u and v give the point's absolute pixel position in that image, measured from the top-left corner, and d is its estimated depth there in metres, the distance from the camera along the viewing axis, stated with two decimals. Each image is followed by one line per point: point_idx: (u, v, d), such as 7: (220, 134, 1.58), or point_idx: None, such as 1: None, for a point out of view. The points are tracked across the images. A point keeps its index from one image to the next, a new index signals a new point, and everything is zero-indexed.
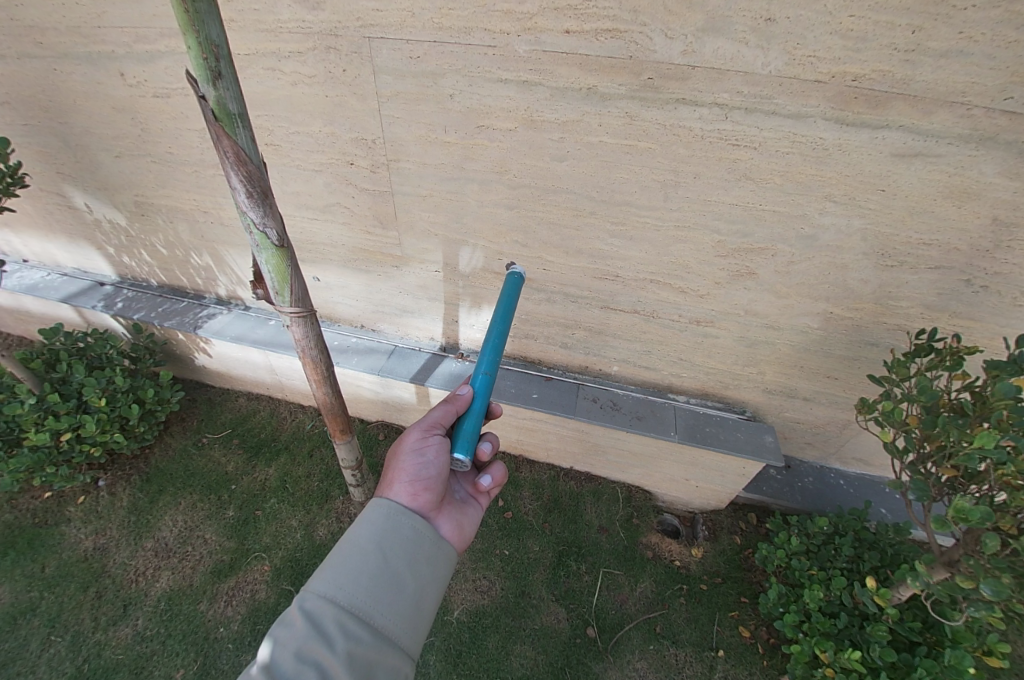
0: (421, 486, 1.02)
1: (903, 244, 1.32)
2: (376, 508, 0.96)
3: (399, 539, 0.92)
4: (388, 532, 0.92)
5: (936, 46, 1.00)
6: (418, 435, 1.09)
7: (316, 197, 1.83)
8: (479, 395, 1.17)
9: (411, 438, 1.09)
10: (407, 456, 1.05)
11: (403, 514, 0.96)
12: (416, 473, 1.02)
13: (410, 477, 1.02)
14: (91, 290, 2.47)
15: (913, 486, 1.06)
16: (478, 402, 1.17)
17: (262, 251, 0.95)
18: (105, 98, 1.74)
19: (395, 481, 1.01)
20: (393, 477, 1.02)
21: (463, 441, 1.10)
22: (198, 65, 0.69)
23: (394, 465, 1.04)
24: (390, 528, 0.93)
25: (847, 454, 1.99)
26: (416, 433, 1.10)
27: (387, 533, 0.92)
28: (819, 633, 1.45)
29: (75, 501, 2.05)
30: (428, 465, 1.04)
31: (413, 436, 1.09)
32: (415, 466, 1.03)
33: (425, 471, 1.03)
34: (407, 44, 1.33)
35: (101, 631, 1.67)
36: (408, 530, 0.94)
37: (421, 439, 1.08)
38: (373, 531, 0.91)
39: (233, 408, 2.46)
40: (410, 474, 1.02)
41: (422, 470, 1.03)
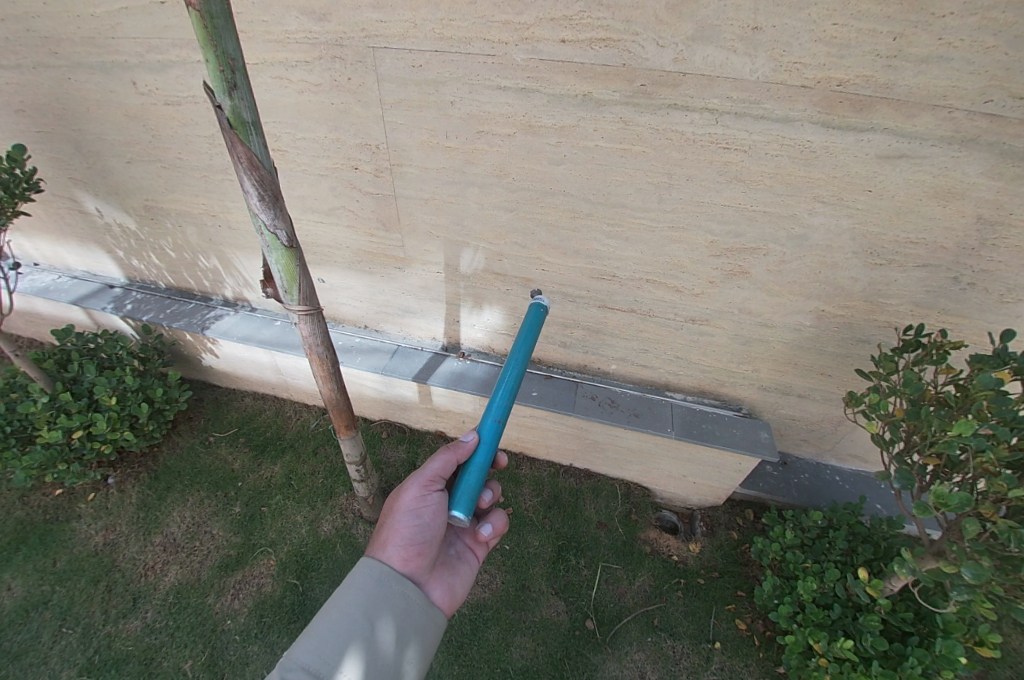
0: (414, 550, 1.07)
1: (891, 243, 1.36)
2: (365, 570, 1.01)
3: (387, 606, 0.98)
4: (375, 598, 0.97)
5: (918, 53, 1.04)
6: (419, 494, 1.11)
7: (322, 200, 1.88)
8: (483, 446, 1.10)
9: (410, 495, 1.12)
10: (404, 516, 1.10)
11: (391, 579, 1.01)
12: (410, 537, 1.08)
13: (404, 541, 1.07)
14: (101, 292, 2.53)
15: (898, 475, 1.06)
16: (481, 454, 1.09)
17: (271, 251, 1.01)
18: (118, 106, 1.80)
19: (388, 543, 1.07)
20: (387, 537, 1.08)
21: (458, 501, 1.02)
22: (215, 77, 0.74)
23: (389, 523, 1.09)
24: (378, 594, 0.98)
25: (842, 450, 2.02)
26: (417, 491, 1.11)
27: (374, 598, 0.97)
28: (813, 624, 1.47)
29: (86, 497, 2.10)
30: (424, 529, 1.10)
31: (412, 494, 1.11)
32: (411, 529, 1.09)
33: (418, 535, 1.09)
34: (410, 54, 1.38)
35: (111, 623, 1.71)
36: (396, 597, 0.99)
37: (420, 499, 1.11)
38: (362, 597, 0.96)
39: (239, 407, 2.51)
40: (405, 537, 1.07)
41: (417, 533, 1.08)
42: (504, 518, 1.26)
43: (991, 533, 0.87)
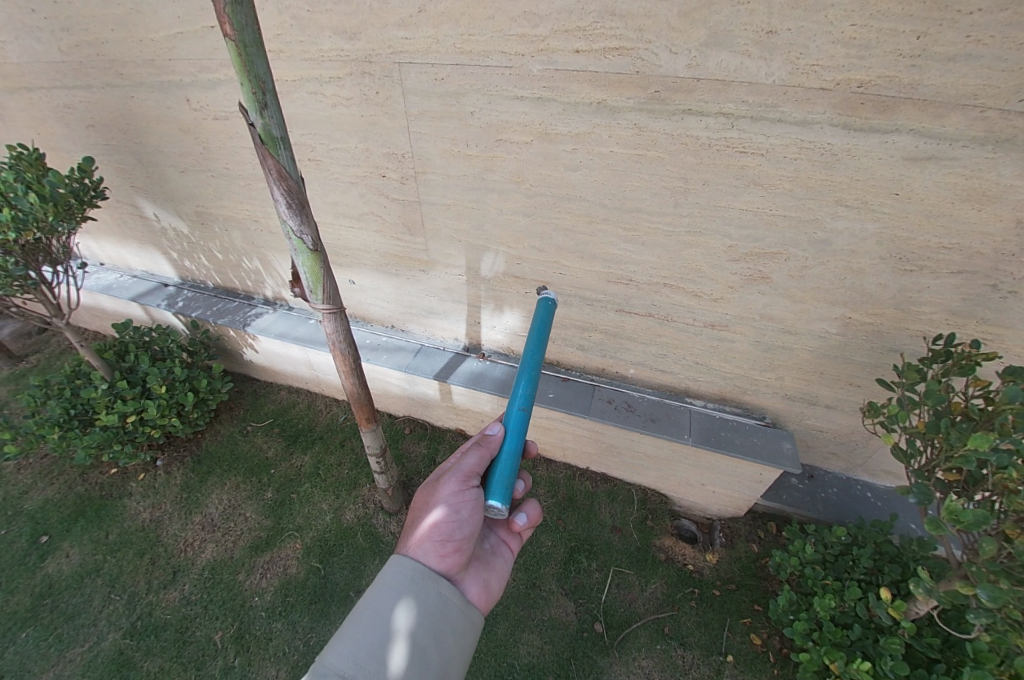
0: (451, 546, 1.08)
1: (921, 248, 1.30)
2: (402, 569, 1.03)
3: (421, 607, 0.98)
4: (410, 598, 0.99)
5: (944, 51, 1.00)
6: (456, 488, 1.12)
7: (352, 206, 1.99)
8: (510, 435, 1.18)
9: (447, 489, 1.13)
10: (442, 510, 1.11)
11: (427, 577, 1.03)
12: (447, 532, 1.09)
13: (441, 537, 1.08)
14: (157, 290, 2.77)
15: (915, 490, 1.01)
16: (510, 441, 1.17)
17: (299, 254, 1.11)
18: (174, 122, 1.98)
19: (425, 540, 1.07)
20: (424, 533, 1.08)
21: (496, 490, 1.11)
22: (249, 98, 0.85)
23: (426, 519, 1.10)
24: (413, 593, 1.00)
25: (875, 466, 1.92)
26: (454, 484, 1.13)
27: (409, 598, 0.99)
28: (829, 643, 1.41)
29: (137, 476, 2.31)
30: (461, 524, 1.10)
31: (450, 489, 1.12)
32: (449, 524, 1.09)
33: (454, 530, 1.10)
34: (432, 67, 1.45)
35: (153, 593, 1.87)
36: (432, 596, 1.01)
37: (457, 493, 1.12)
38: (398, 597, 0.99)
39: (275, 400, 2.68)
40: (442, 533, 1.08)
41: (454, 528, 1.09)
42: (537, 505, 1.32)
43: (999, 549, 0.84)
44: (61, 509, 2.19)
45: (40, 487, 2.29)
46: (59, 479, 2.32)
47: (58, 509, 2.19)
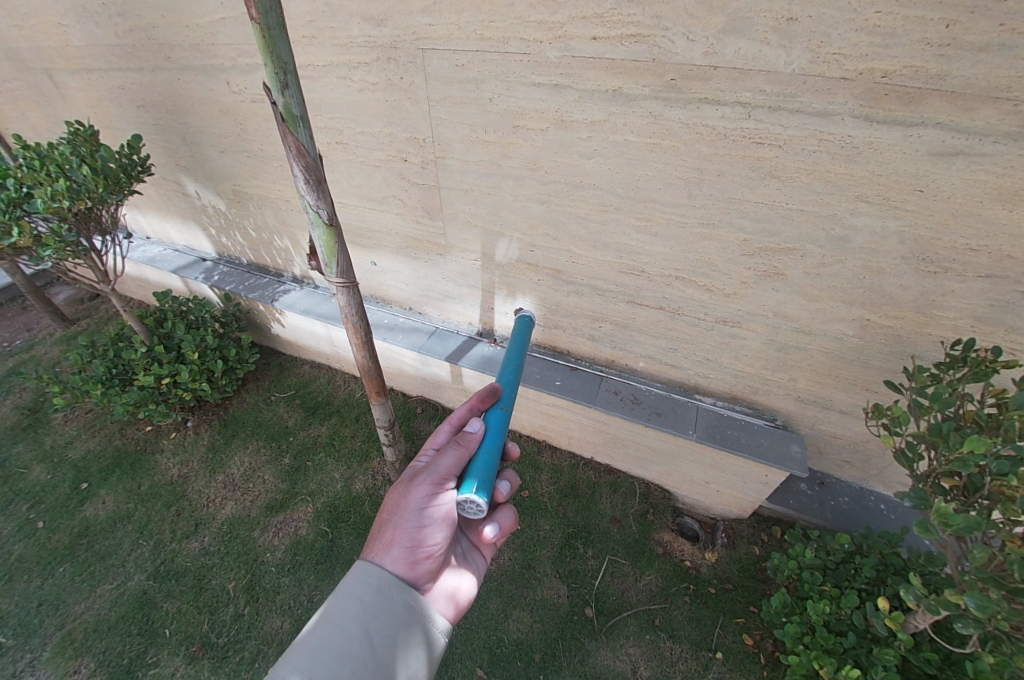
0: (419, 556, 1.08)
1: (946, 249, 1.25)
2: (368, 578, 1.04)
3: (385, 617, 1.01)
4: (376, 609, 1.01)
5: (975, 40, 0.96)
6: (429, 493, 1.09)
7: (376, 189, 2.06)
8: (490, 432, 1.21)
9: (420, 493, 1.10)
10: (412, 519, 1.09)
11: (394, 588, 1.04)
12: (416, 540, 1.08)
13: (410, 547, 1.07)
14: (195, 264, 2.95)
15: (910, 494, 1.00)
16: (490, 438, 1.20)
17: (315, 228, 1.18)
18: (216, 104, 2.10)
19: (392, 547, 1.07)
20: (392, 540, 1.08)
21: (475, 484, 1.11)
22: (272, 77, 0.92)
23: (396, 526, 1.09)
24: (380, 604, 1.01)
25: (890, 477, 1.85)
26: (427, 489, 1.09)
27: (375, 609, 1.01)
28: (820, 648, 1.39)
29: (169, 435, 2.49)
30: (431, 533, 1.09)
31: (422, 494, 1.09)
32: (418, 533, 1.08)
33: (423, 538, 1.09)
34: (454, 54, 1.49)
35: (176, 542, 2.03)
36: (399, 607, 1.03)
37: (429, 497, 1.09)
38: (364, 607, 1.00)
39: (298, 373, 2.82)
40: (411, 542, 1.08)
41: (424, 538, 1.08)
42: (511, 513, 1.25)
43: (973, 544, 0.82)
44: (101, 459, 2.40)
45: (84, 438, 2.51)
46: (101, 432, 2.53)
47: (98, 459, 2.40)
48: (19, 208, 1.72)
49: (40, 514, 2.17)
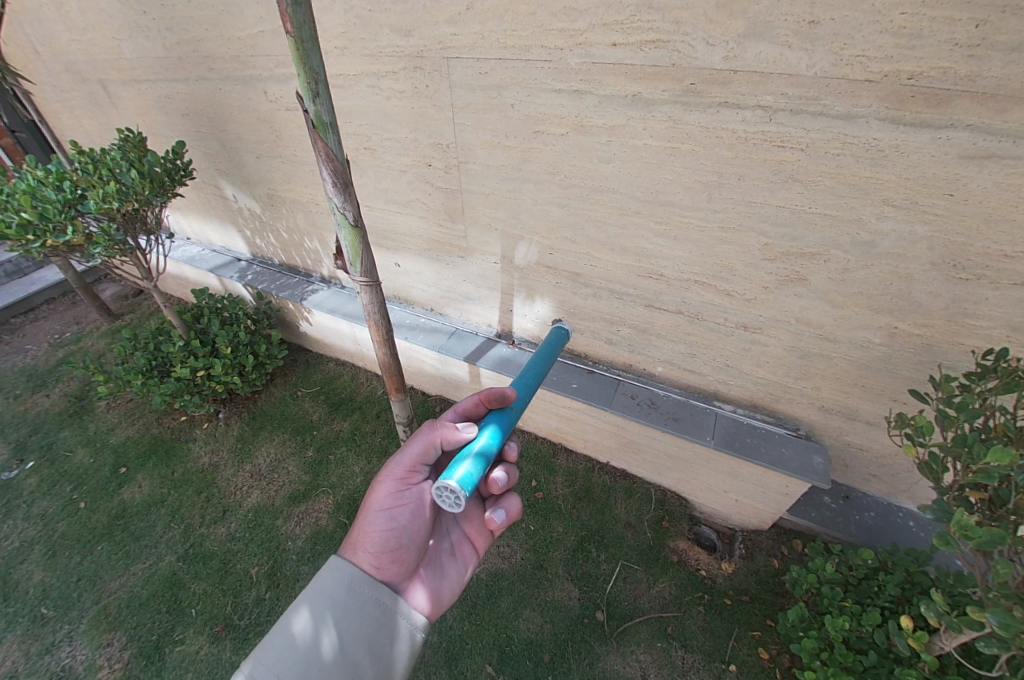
0: (385, 555, 1.22)
1: (979, 255, 1.20)
2: (340, 576, 1.14)
3: (356, 616, 1.09)
4: (346, 606, 1.09)
5: (1007, 40, 0.93)
6: (392, 493, 1.28)
7: (401, 193, 2.13)
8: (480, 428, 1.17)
9: (383, 494, 1.28)
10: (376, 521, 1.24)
11: (365, 586, 1.14)
12: (381, 541, 1.22)
13: (374, 547, 1.21)
14: (231, 264, 3.10)
15: (933, 505, 0.95)
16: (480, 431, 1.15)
17: (341, 229, 1.24)
18: (253, 112, 2.22)
19: (361, 549, 1.20)
20: (362, 542, 1.22)
21: (460, 470, 1.01)
22: (304, 86, 0.97)
23: (364, 529, 1.23)
24: (350, 602, 1.10)
25: (921, 493, 1.77)
26: (390, 488, 1.29)
27: (345, 606, 1.09)
28: (839, 666, 1.34)
29: (202, 425, 2.62)
30: (393, 532, 1.24)
31: (386, 494, 1.28)
32: (381, 533, 1.23)
33: (387, 537, 1.23)
34: (477, 62, 1.54)
35: (205, 526, 2.14)
36: (369, 604, 1.12)
37: (391, 499, 1.28)
38: (335, 605, 1.08)
39: (322, 370, 2.92)
40: (376, 543, 1.21)
41: (387, 537, 1.23)
42: (516, 501, 1.32)
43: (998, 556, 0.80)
44: (139, 446, 2.55)
45: (124, 425, 2.67)
46: (139, 420, 2.69)
47: (136, 446, 2.55)
48: (73, 208, 1.86)
49: (82, 495, 2.33)
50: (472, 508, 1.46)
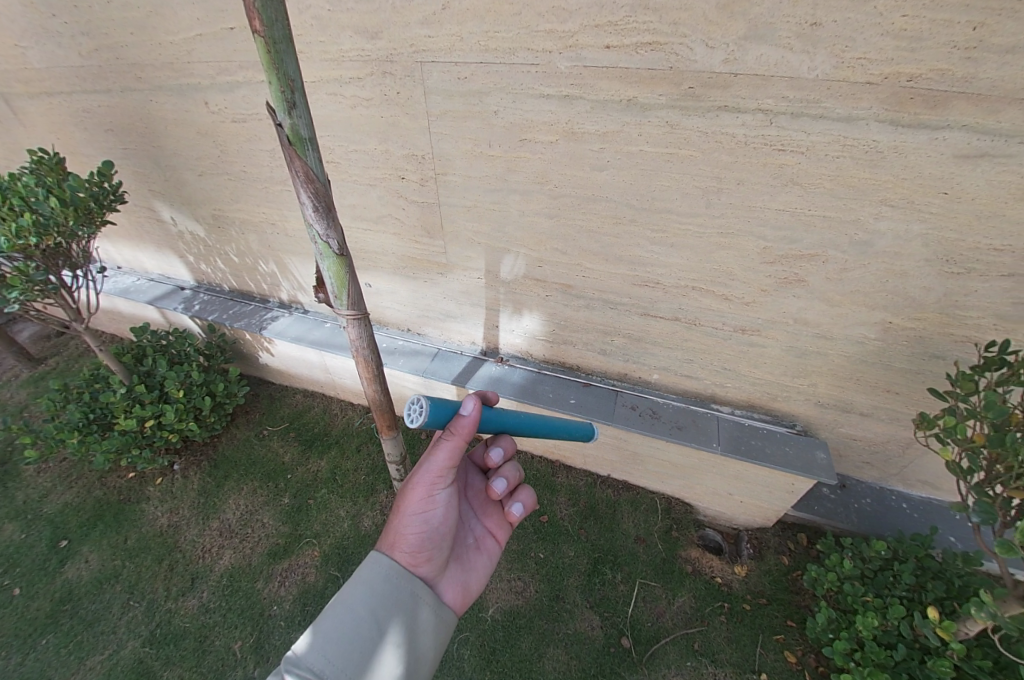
0: (422, 554, 1.09)
1: (970, 250, 1.24)
2: (377, 568, 1.03)
3: (394, 608, 0.99)
4: (384, 598, 0.99)
5: (1003, 42, 0.94)
6: (424, 494, 1.10)
7: (370, 209, 1.97)
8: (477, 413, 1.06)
9: (415, 497, 1.10)
10: (411, 520, 1.10)
11: (401, 579, 1.03)
12: (418, 540, 1.09)
13: (411, 546, 1.08)
14: (174, 293, 2.77)
15: (979, 509, 0.96)
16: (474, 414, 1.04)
17: (324, 259, 1.08)
18: (193, 125, 1.97)
19: (397, 546, 1.08)
20: (396, 540, 1.08)
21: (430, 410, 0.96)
22: (277, 97, 0.81)
23: (398, 527, 1.10)
24: (387, 593, 1.00)
25: (911, 476, 1.85)
26: (422, 489, 1.10)
27: (382, 598, 0.99)
28: (873, 664, 1.34)
29: (154, 481, 2.30)
30: (431, 532, 1.11)
31: (419, 497, 1.10)
32: (418, 533, 1.09)
33: (425, 536, 1.10)
34: (455, 66, 1.42)
35: (171, 600, 1.85)
36: (406, 597, 1.01)
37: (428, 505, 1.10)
38: (372, 596, 0.98)
39: (290, 404, 2.67)
40: (412, 542, 1.08)
41: (424, 536, 1.09)
42: (531, 491, 1.38)
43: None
44: (81, 513, 2.19)
45: (60, 490, 2.29)
46: (79, 483, 2.32)
47: (77, 513, 2.19)
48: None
49: (13, 581, 1.95)
50: (489, 504, 1.38)
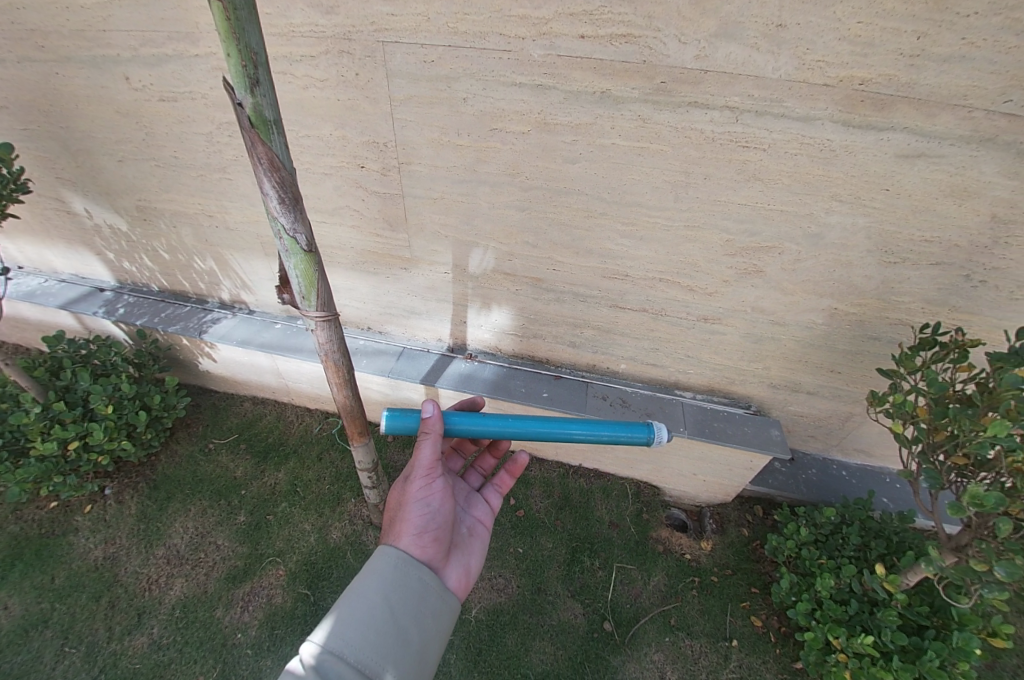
0: (429, 537, 1.09)
1: (905, 241, 1.37)
2: (384, 557, 1.01)
3: (405, 593, 0.97)
4: (395, 584, 0.97)
5: (940, 52, 1.04)
6: (425, 478, 1.14)
7: (326, 200, 1.83)
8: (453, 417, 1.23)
9: (416, 484, 1.14)
10: (414, 506, 1.11)
11: (411, 564, 1.02)
12: (423, 523, 1.10)
13: (418, 529, 1.08)
14: (91, 296, 2.43)
15: (927, 476, 1.13)
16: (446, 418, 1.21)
17: (290, 256, 0.98)
18: (110, 103, 1.72)
19: (404, 533, 1.07)
20: (402, 527, 1.08)
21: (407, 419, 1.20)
22: (237, 72, 0.71)
23: (401, 515, 1.10)
24: (397, 579, 0.98)
25: (848, 445, 2.05)
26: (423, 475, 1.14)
27: (393, 584, 0.98)
28: (831, 620, 1.48)
29: (82, 510, 2.02)
30: (434, 516, 1.12)
31: (420, 483, 1.13)
32: (423, 517, 1.10)
33: (429, 520, 1.11)
34: (421, 49, 1.34)
35: (116, 641, 1.64)
36: (416, 582, 1.00)
37: (432, 490, 1.13)
38: (383, 583, 0.97)
39: (238, 413, 2.45)
40: (419, 526, 1.09)
41: (429, 520, 1.11)
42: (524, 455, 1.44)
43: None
44: None
45: None
46: None
47: None
48: None
49: None
50: (474, 494, 1.43)
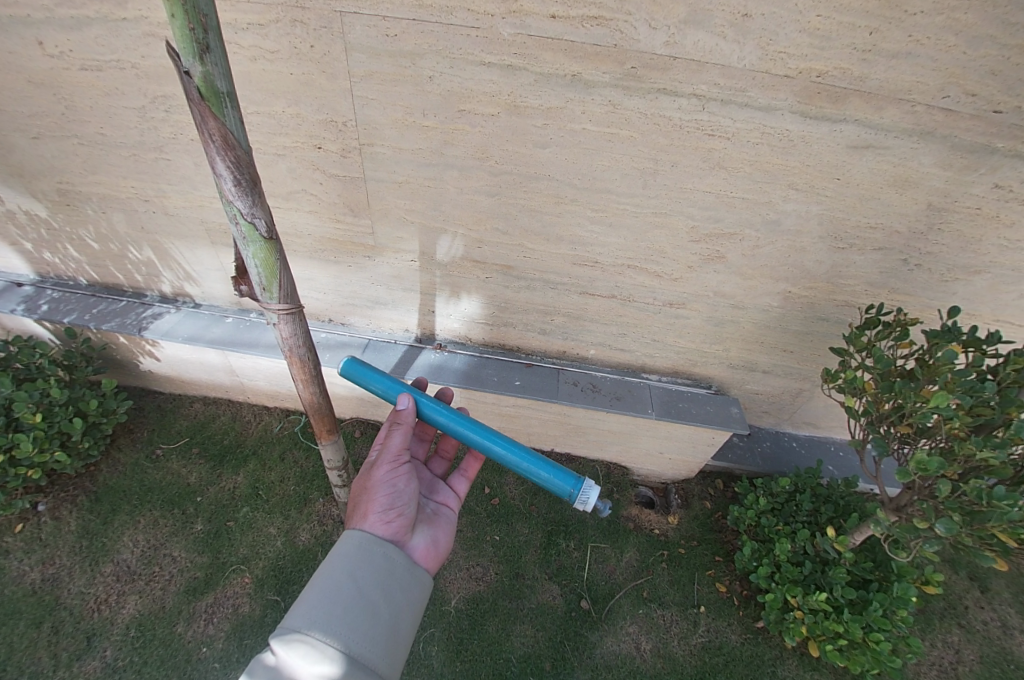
0: (395, 513, 1.08)
1: (852, 227, 1.47)
2: (348, 538, 0.99)
3: (371, 568, 0.94)
4: (360, 562, 0.94)
5: (890, 48, 1.10)
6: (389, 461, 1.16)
7: (279, 183, 1.70)
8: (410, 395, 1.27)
9: (381, 471, 1.15)
10: (380, 488, 1.11)
11: (376, 542, 0.99)
12: (388, 502, 1.09)
13: (384, 507, 1.08)
14: (6, 291, 2.15)
15: (878, 443, 1.22)
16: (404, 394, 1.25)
17: (248, 245, 0.89)
18: (17, 70, 1.49)
19: (369, 513, 1.06)
20: (367, 508, 1.07)
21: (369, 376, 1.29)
22: (183, 35, 0.62)
23: (365, 497, 1.09)
24: (362, 557, 0.95)
25: (798, 419, 2.21)
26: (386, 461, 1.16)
27: (359, 562, 0.94)
28: (789, 580, 1.61)
29: (11, 530, 1.81)
30: (400, 495, 1.12)
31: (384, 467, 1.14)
32: (389, 495, 1.10)
33: (394, 499, 1.11)
34: (383, 21, 1.25)
35: (63, 669, 1.50)
36: (381, 558, 0.97)
37: (392, 469, 1.15)
38: (347, 561, 0.93)
39: (188, 415, 2.28)
40: (384, 503, 1.08)
41: (395, 499, 1.10)
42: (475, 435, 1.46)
43: (969, 495, 1.05)
44: None
45: None
46: None
47: None
48: None
49: None
50: (437, 481, 1.43)
